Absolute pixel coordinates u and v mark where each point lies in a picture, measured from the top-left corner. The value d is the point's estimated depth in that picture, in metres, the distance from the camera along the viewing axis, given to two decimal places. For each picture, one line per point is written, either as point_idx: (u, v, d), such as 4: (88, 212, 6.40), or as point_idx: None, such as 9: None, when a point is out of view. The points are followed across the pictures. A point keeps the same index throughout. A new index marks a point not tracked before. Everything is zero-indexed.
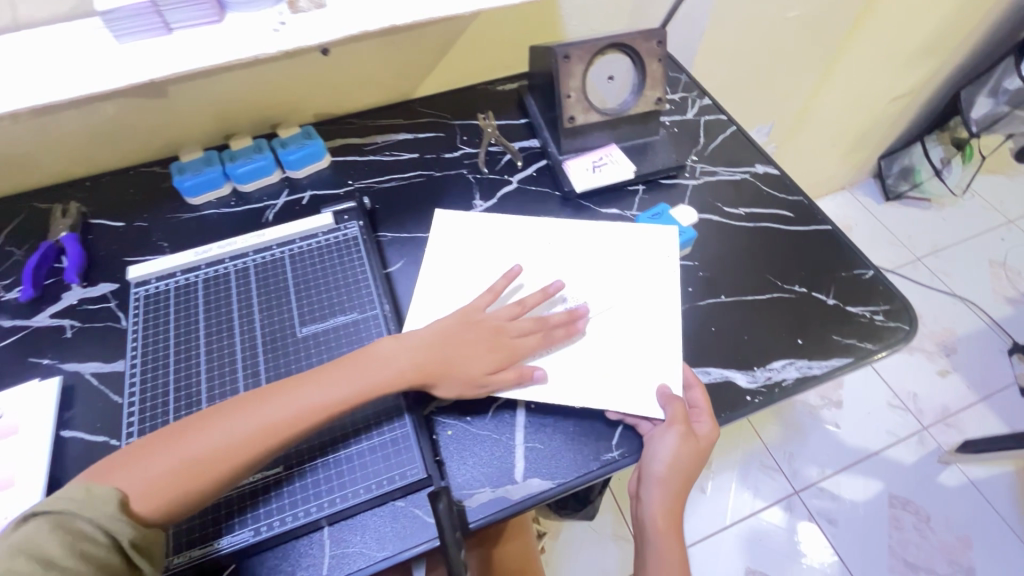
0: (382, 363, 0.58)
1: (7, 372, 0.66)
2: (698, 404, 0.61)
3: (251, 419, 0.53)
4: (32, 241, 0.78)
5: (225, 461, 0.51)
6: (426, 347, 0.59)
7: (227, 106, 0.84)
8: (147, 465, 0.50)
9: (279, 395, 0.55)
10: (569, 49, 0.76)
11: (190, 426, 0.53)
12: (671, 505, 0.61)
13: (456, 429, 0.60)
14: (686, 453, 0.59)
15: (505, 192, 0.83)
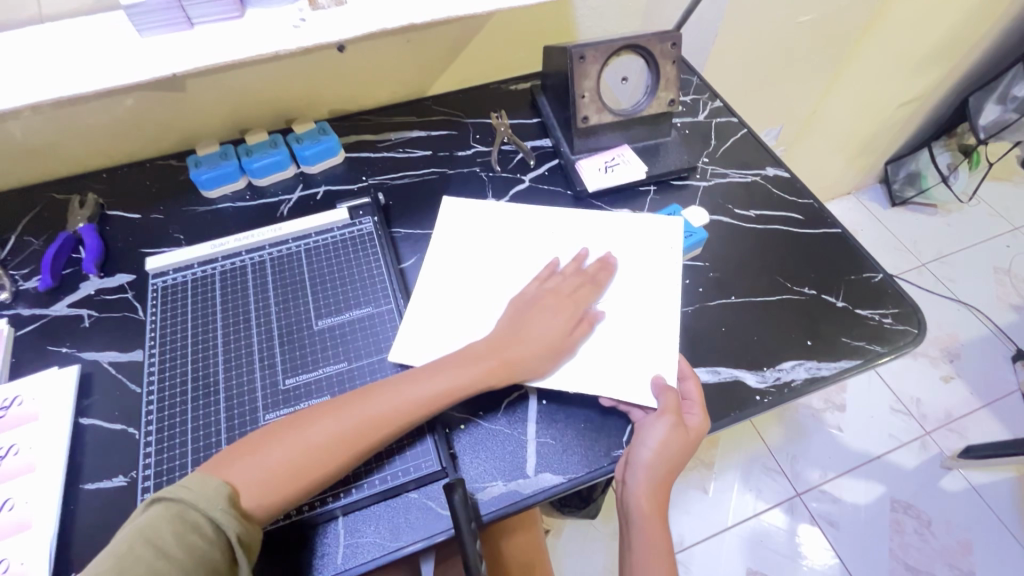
0: (475, 361, 0.59)
1: (26, 360, 0.67)
2: (692, 396, 0.62)
3: (355, 422, 0.53)
4: (50, 231, 0.79)
5: (330, 461, 0.52)
6: (505, 344, 0.60)
7: (244, 101, 0.85)
8: (251, 464, 0.50)
9: (376, 396, 0.55)
10: (585, 49, 0.76)
11: (291, 426, 0.53)
12: (656, 495, 0.59)
13: (468, 423, 0.61)
14: (675, 442, 0.58)
15: (517, 191, 0.84)
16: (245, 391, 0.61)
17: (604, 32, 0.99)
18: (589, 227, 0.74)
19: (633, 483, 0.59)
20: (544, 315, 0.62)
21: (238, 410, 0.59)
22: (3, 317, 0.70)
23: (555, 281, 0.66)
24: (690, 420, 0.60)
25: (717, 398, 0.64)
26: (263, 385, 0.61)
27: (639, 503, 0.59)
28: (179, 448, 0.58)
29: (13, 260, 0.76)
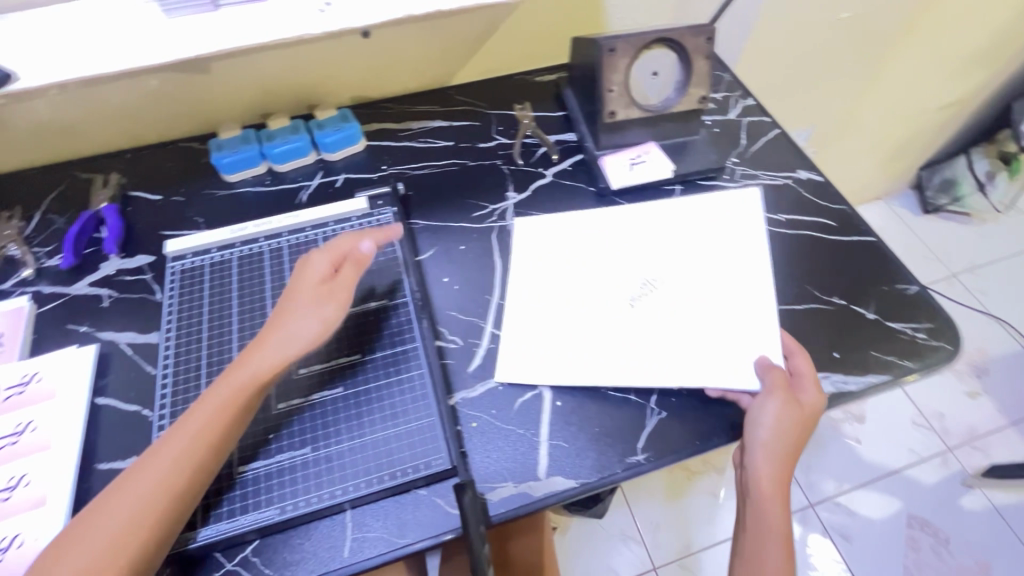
0: (230, 382, 0.53)
1: (46, 337, 0.68)
2: (801, 371, 0.61)
3: (132, 486, 0.48)
4: (73, 210, 0.79)
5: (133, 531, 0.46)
6: (234, 369, 0.54)
7: (267, 85, 0.85)
8: (67, 563, 0.44)
9: (151, 453, 0.50)
10: (615, 42, 0.74)
11: (106, 503, 0.47)
12: (785, 470, 0.57)
13: (481, 421, 0.60)
14: (794, 416, 0.58)
15: (539, 185, 0.82)
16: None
17: (634, 25, 0.96)
18: (611, 226, 0.72)
19: (762, 462, 0.57)
20: (306, 283, 0.59)
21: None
22: (26, 294, 0.71)
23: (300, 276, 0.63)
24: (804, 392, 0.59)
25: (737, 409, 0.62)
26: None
27: (765, 489, 0.57)
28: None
29: (37, 237, 0.76)
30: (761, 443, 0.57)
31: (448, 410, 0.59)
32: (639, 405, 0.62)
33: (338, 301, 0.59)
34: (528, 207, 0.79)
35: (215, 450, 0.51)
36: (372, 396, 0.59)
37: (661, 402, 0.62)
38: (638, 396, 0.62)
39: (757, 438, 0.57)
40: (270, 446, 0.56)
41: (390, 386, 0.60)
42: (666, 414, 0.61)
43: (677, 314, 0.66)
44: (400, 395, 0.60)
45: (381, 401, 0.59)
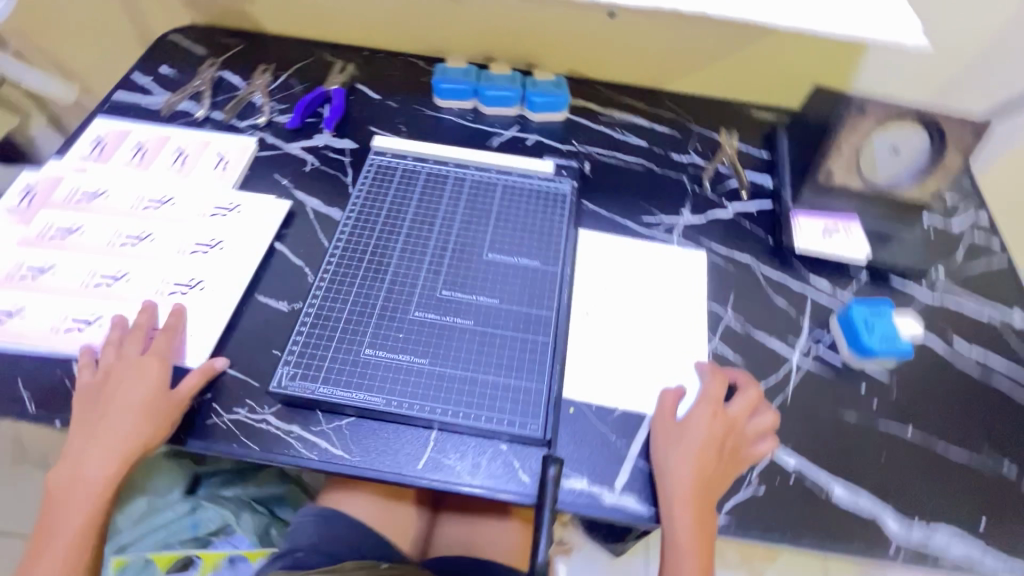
0: (104, 447, 0.55)
1: (255, 176, 0.78)
2: (708, 392, 0.61)
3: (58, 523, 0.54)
4: (309, 82, 0.90)
5: (73, 553, 0.54)
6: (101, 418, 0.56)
7: (503, 30, 0.89)
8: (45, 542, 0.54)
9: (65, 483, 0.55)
10: (868, 103, 0.67)
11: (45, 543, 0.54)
12: (705, 478, 0.56)
13: (579, 409, 0.60)
14: (710, 428, 0.58)
15: (716, 216, 0.79)
16: (407, 280, 0.65)
17: (882, 92, 0.88)
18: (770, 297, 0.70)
19: (674, 463, 0.56)
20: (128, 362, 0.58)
21: (395, 295, 0.64)
22: (254, 136, 0.82)
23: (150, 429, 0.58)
24: (733, 408, 0.60)
25: (845, 523, 0.57)
26: (423, 283, 0.65)
27: (674, 488, 0.55)
28: (338, 300, 0.63)
29: (276, 94, 0.87)
30: (678, 458, 0.56)
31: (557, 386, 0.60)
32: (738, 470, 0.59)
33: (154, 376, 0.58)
34: (697, 233, 0.77)
35: (131, 457, 0.55)
36: (495, 342, 0.62)
37: (763, 476, 0.59)
38: None
39: (681, 447, 0.57)
40: (396, 343, 0.61)
41: (514, 339, 0.62)
42: (763, 490, 0.58)
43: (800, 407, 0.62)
44: (520, 351, 0.61)
45: (502, 349, 0.61)
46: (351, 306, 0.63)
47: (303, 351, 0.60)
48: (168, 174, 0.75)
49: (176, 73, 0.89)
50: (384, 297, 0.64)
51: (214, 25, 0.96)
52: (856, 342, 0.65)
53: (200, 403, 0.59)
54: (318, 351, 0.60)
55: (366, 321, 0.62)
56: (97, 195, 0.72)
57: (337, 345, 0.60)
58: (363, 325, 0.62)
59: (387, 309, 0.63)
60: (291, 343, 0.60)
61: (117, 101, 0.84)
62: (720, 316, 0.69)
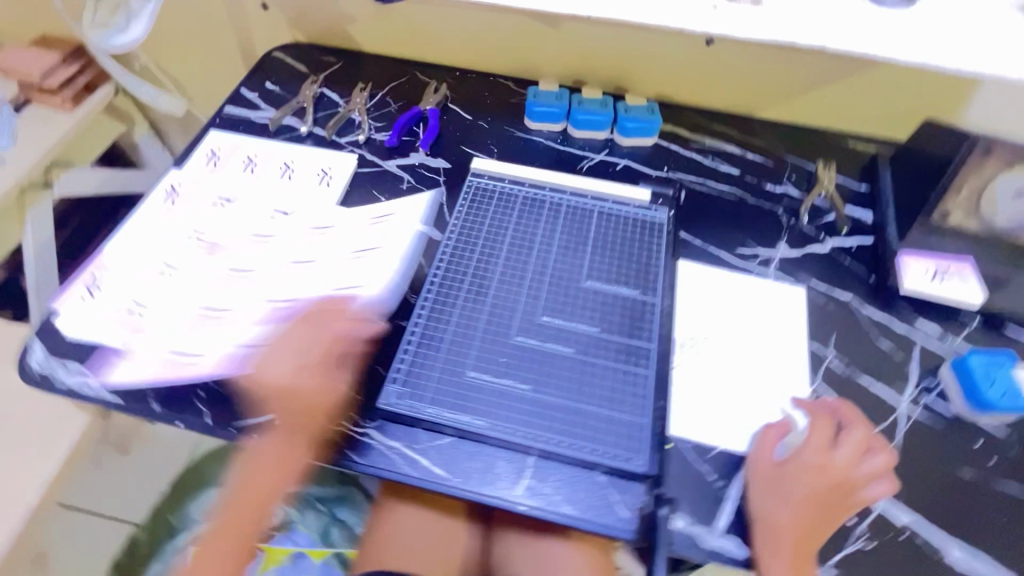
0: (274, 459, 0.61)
1: (355, 192, 0.81)
2: (811, 437, 0.58)
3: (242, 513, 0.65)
4: (404, 101, 0.92)
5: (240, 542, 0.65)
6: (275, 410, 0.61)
7: (596, 55, 0.90)
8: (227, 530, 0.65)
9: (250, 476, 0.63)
10: (995, 144, 0.64)
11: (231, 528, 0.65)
12: (803, 528, 0.54)
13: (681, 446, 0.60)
14: (813, 479, 0.56)
15: (814, 250, 0.77)
16: (507, 304, 0.66)
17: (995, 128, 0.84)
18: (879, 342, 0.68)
19: (775, 509, 0.55)
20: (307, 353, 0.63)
21: (496, 318, 0.65)
22: (353, 153, 0.85)
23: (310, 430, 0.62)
24: (840, 456, 0.57)
25: None
26: (522, 308, 0.66)
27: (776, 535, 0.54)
28: (442, 320, 0.65)
29: (373, 112, 0.91)
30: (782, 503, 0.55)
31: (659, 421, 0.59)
32: (846, 522, 0.56)
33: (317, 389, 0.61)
34: (794, 267, 0.75)
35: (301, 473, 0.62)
36: (596, 373, 0.62)
37: (872, 531, 0.56)
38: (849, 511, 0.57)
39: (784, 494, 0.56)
40: (498, 367, 0.62)
41: (614, 371, 0.62)
42: (873, 547, 0.55)
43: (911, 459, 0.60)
44: (621, 385, 0.61)
45: (602, 381, 0.61)
46: (454, 328, 0.64)
47: (409, 370, 0.62)
48: (276, 187, 0.79)
49: (280, 89, 0.94)
50: (485, 321, 0.65)
51: (315, 43, 1.00)
52: (975, 396, 0.62)
53: (308, 413, 0.61)
54: (423, 372, 0.62)
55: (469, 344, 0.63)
56: (213, 207, 0.77)
57: (441, 366, 0.62)
58: (466, 348, 0.63)
59: (489, 333, 0.64)
60: (397, 363, 0.62)
61: (228, 116, 0.89)
62: (822, 357, 0.67)
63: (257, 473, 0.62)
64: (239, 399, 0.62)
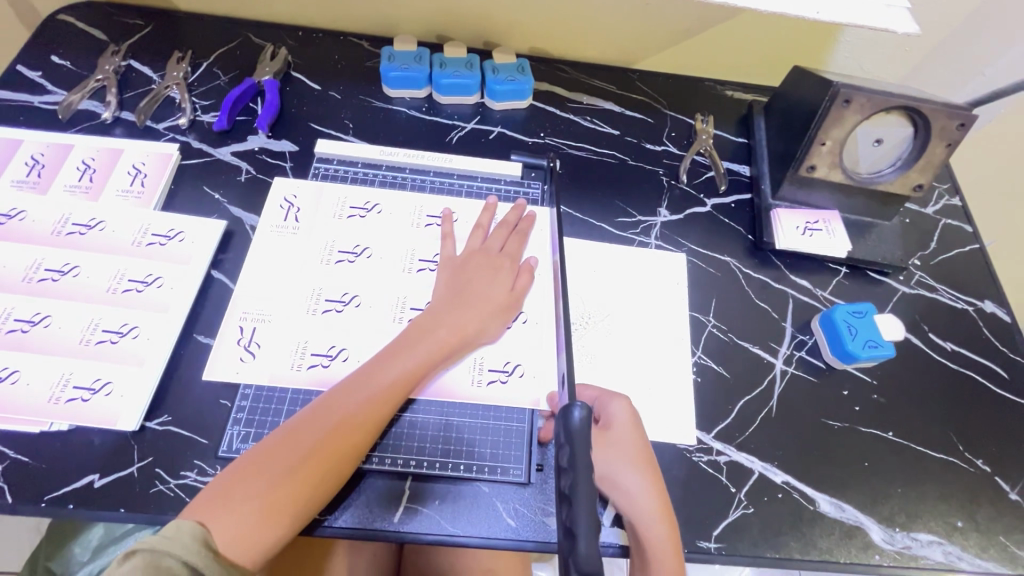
0: (415, 350, 0.55)
1: (180, 190, 0.68)
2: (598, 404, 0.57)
3: (290, 450, 0.48)
4: (235, 72, 0.78)
5: (284, 477, 0.47)
6: (453, 306, 0.58)
7: (455, 7, 0.79)
8: (275, 461, 0.47)
9: (306, 420, 0.50)
10: (855, 94, 0.62)
11: (271, 450, 0.48)
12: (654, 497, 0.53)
13: (591, 416, 0.41)
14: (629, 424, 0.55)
15: (694, 212, 0.75)
16: (390, 304, 0.61)
17: (857, 71, 0.85)
18: (756, 302, 0.69)
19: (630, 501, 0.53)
20: (481, 273, 0.61)
21: (370, 326, 0.60)
22: (175, 142, 0.71)
23: (428, 314, 0.57)
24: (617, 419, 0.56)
25: (831, 536, 0.56)
26: (395, 314, 0.61)
27: (641, 531, 0.52)
28: (312, 332, 0.59)
29: (196, 87, 0.76)
30: (622, 499, 0.53)
31: (568, 391, 0.47)
32: (727, 491, 0.57)
33: (502, 308, 0.60)
34: (675, 233, 0.73)
35: (408, 369, 0.54)
36: (482, 378, 0.58)
37: (751, 496, 0.57)
38: (730, 479, 0.58)
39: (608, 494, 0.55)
40: None
41: (502, 374, 0.59)
42: (752, 511, 0.57)
43: (781, 417, 0.62)
44: (509, 386, 0.58)
45: (489, 385, 0.58)
46: (328, 342, 0.59)
47: (258, 396, 0.56)
48: (72, 194, 0.64)
49: (73, 64, 0.76)
50: (359, 331, 0.60)
51: (115, 2, 0.82)
52: (840, 348, 0.64)
53: (141, 468, 0.52)
54: (275, 394, 0.56)
55: (347, 355, 0.58)
56: None
57: (310, 387, 0.56)
58: (342, 360, 0.58)
59: (368, 338, 0.59)
60: (244, 390, 0.56)
61: (2, 103, 0.71)
62: (703, 323, 0.67)
63: (366, 395, 0.52)
64: (50, 465, 0.52)
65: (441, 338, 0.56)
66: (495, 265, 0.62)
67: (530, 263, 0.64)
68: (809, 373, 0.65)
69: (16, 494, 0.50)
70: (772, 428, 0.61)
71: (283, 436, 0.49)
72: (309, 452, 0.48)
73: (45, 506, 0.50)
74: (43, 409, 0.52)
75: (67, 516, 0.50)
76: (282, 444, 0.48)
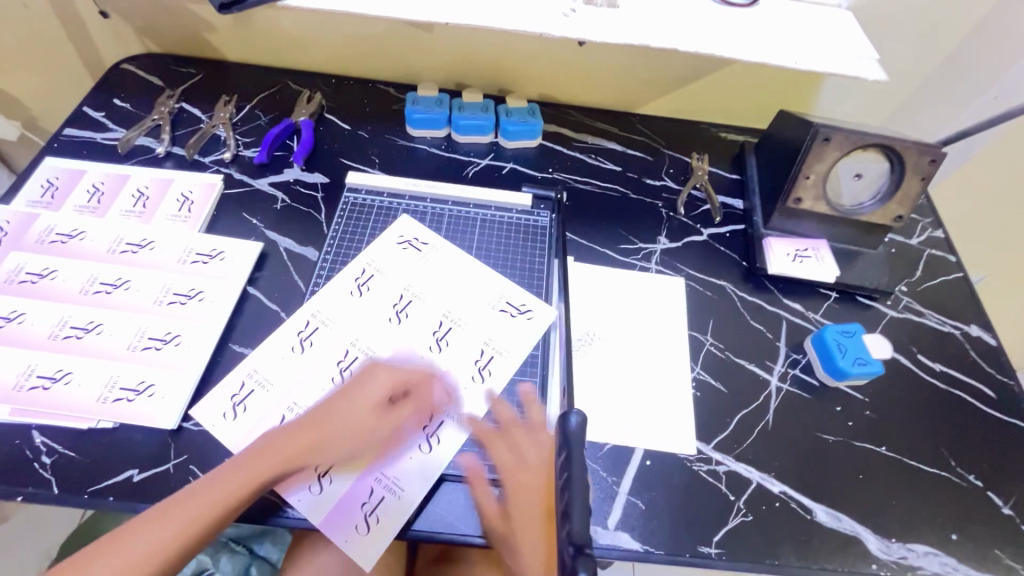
0: (335, 417, 0.56)
1: (222, 216, 0.75)
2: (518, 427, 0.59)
3: (193, 499, 0.47)
4: (275, 113, 0.87)
5: (180, 528, 0.46)
6: (381, 383, 0.59)
7: (473, 58, 0.88)
8: (170, 514, 0.46)
9: (222, 470, 0.50)
10: (833, 133, 0.69)
11: (175, 499, 0.47)
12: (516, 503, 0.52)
13: (586, 420, 0.46)
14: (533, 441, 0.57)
15: (691, 240, 0.80)
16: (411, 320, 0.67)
17: (840, 116, 0.93)
18: (751, 323, 0.73)
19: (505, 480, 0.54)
20: (412, 361, 0.63)
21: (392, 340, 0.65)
22: (219, 174, 0.78)
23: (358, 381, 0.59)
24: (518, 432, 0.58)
25: (828, 545, 0.58)
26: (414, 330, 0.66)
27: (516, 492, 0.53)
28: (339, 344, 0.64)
29: (240, 127, 0.84)
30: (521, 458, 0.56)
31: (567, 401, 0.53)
32: (726, 499, 0.60)
33: (433, 403, 0.60)
34: (674, 259, 0.78)
35: (325, 435, 0.54)
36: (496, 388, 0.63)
37: (749, 504, 0.60)
38: (728, 488, 0.61)
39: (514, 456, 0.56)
40: None
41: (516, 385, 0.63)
42: (751, 518, 0.59)
43: (778, 431, 0.65)
44: (521, 398, 0.62)
45: (504, 396, 0.62)
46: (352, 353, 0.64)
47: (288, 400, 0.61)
48: (127, 218, 0.71)
49: (132, 106, 0.85)
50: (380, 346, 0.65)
51: (172, 53, 0.92)
52: (830, 364, 0.67)
53: (177, 465, 0.56)
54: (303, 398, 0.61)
55: None
56: (64, 235, 0.69)
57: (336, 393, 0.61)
58: None
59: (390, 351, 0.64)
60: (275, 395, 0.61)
61: (69, 139, 0.80)
62: (701, 342, 0.71)
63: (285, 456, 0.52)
64: (95, 460, 0.56)
65: (364, 407, 0.57)
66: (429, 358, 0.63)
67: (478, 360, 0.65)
68: (804, 390, 0.68)
69: (62, 485, 0.54)
70: (769, 441, 0.64)
71: (194, 486, 0.48)
72: (213, 504, 0.47)
73: (87, 498, 0.54)
74: (91, 408, 0.57)
75: (108, 507, 0.54)
76: (187, 493, 0.48)
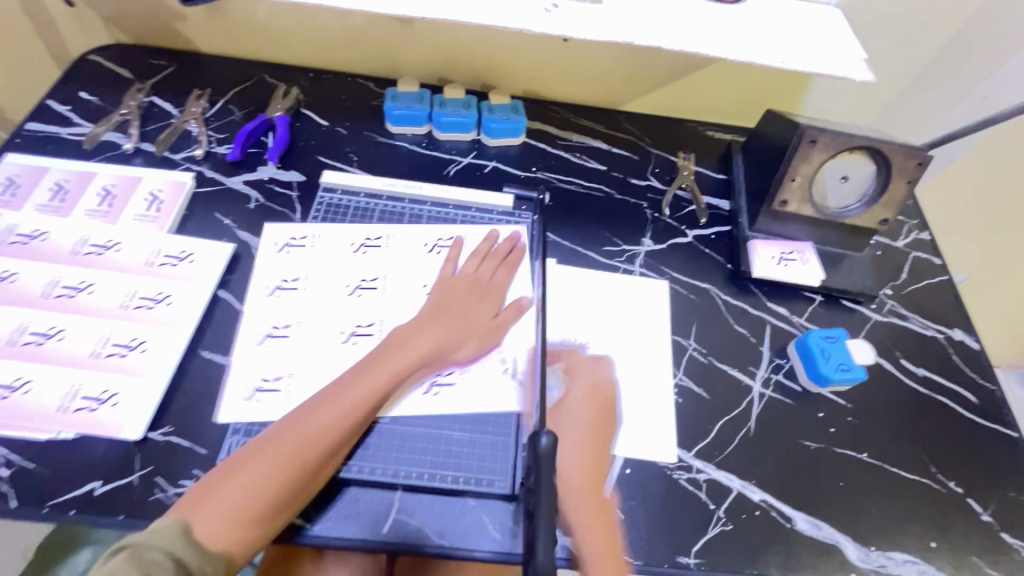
0: (390, 360, 0.58)
1: (193, 216, 0.72)
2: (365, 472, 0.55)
3: (270, 452, 0.50)
4: (249, 108, 0.84)
5: (271, 476, 0.49)
6: (440, 317, 0.63)
7: (455, 53, 0.86)
8: (257, 463, 0.49)
9: (298, 419, 0.52)
10: (820, 135, 0.68)
11: (255, 453, 0.50)
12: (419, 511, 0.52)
13: (557, 440, 0.44)
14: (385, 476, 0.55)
15: (676, 242, 0.79)
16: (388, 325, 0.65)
17: (828, 115, 0.92)
18: (735, 327, 0.72)
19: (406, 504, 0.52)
20: (469, 297, 0.66)
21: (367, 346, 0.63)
22: (190, 171, 0.76)
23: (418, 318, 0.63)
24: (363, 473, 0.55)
25: (808, 554, 0.58)
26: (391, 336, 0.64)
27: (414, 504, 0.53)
28: (313, 350, 0.63)
29: (213, 122, 0.82)
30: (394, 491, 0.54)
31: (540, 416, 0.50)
32: (707, 508, 0.59)
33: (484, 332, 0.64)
34: (658, 262, 0.77)
35: (385, 377, 0.57)
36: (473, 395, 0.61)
37: (730, 513, 0.59)
38: (709, 497, 0.60)
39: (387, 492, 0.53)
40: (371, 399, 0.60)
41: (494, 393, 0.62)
42: (731, 528, 0.58)
43: (760, 438, 0.64)
44: (498, 405, 0.61)
45: (481, 404, 0.61)
46: (326, 359, 0.62)
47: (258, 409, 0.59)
48: (93, 218, 0.69)
49: (99, 99, 0.82)
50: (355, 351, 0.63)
51: (142, 44, 0.89)
52: (814, 370, 0.67)
53: (142, 477, 0.55)
54: (274, 406, 0.59)
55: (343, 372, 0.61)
56: (27, 236, 0.66)
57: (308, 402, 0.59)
58: None
59: None
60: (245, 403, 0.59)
61: (32, 134, 0.76)
62: (684, 347, 0.70)
63: (348, 402, 0.54)
64: (56, 472, 0.54)
65: (423, 344, 0.60)
66: (480, 296, 0.66)
67: (520, 304, 0.67)
68: (787, 396, 0.68)
69: (21, 499, 0.52)
70: (751, 448, 0.63)
71: (270, 438, 0.51)
72: (295, 453, 0.50)
73: (48, 512, 0.52)
74: (52, 418, 0.55)
75: (69, 521, 0.52)
76: (265, 446, 0.51)
